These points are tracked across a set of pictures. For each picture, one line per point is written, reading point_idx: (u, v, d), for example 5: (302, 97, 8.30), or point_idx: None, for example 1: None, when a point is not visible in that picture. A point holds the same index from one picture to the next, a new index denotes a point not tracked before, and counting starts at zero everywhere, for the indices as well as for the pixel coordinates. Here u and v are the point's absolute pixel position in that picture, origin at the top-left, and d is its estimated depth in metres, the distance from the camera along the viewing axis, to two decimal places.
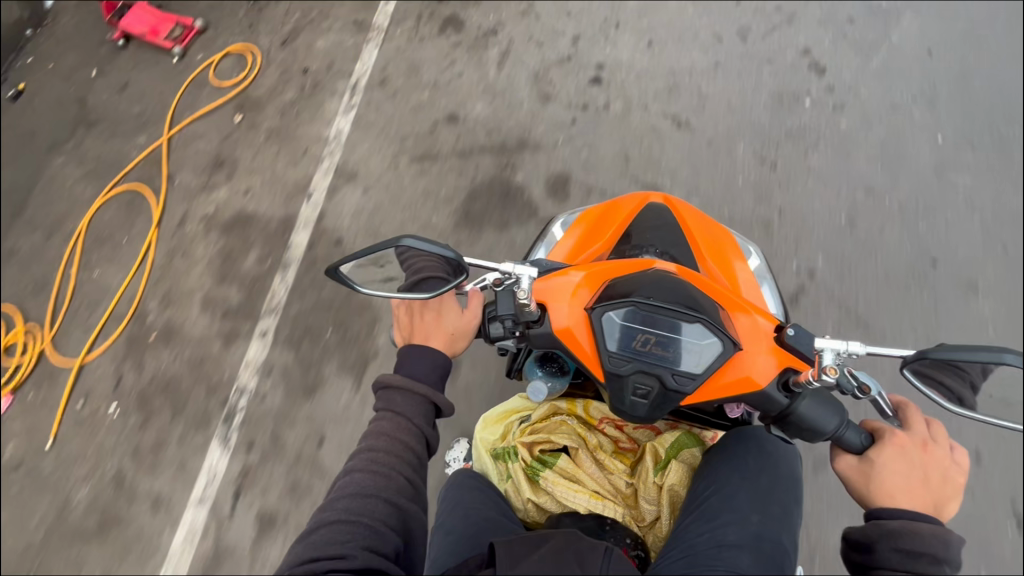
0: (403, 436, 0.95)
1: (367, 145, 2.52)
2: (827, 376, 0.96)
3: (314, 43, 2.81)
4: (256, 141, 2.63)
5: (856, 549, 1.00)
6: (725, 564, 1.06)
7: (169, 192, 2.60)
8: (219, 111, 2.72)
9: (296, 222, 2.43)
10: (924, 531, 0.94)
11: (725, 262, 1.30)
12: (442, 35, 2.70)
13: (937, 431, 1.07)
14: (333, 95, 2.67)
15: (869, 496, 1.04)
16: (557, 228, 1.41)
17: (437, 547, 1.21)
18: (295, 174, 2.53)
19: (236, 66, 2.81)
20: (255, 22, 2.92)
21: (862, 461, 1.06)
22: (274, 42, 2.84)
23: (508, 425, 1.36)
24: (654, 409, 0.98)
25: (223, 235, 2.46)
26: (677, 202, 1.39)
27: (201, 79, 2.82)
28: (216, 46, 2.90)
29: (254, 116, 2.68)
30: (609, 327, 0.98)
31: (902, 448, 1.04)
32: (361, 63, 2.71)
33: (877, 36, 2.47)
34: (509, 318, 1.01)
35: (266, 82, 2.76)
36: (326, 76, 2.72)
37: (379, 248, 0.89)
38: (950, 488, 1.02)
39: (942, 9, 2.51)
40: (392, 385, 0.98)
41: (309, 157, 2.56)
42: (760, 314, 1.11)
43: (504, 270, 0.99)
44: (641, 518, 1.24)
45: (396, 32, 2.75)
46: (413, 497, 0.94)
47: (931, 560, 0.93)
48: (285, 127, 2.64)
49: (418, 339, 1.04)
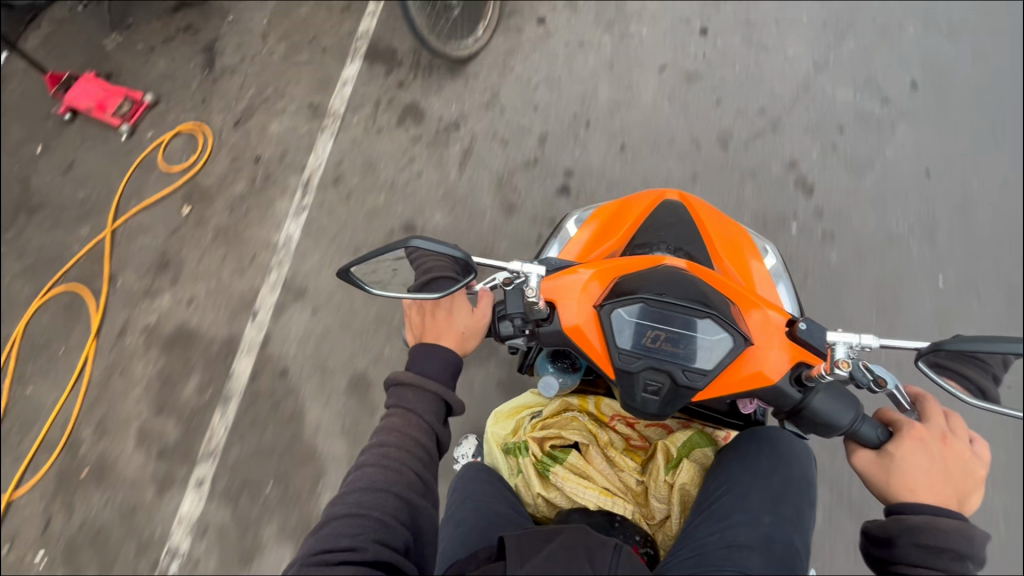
0: (414, 432, 0.92)
1: (318, 258, 2.34)
2: (840, 369, 0.95)
3: (268, 127, 2.62)
4: (202, 241, 2.46)
5: (875, 543, 0.98)
6: (735, 564, 1.05)
7: (110, 295, 2.42)
8: (166, 201, 2.56)
9: (239, 344, 2.27)
10: (946, 527, 0.92)
11: (741, 260, 1.29)
12: (401, 127, 2.49)
13: (955, 423, 1.05)
14: (284, 192, 2.48)
15: (889, 491, 1.02)
16: (570, 226, 1.42)
17: (448, 538, 1.22)
18: (240, 285, 2.36)
19: (185, 148, 2.65)
20: (208, 95, 2.74)
21: (881, 455, 1.03)
22: (227, 121, 2.67)
23: (519, 420, 1.38)
24: (666, 406, 0.97)
25: (163, 353, 2.30)
26: (692, 199, 1.38)
27: (149, 162, 2.66)
28: (166, 122, 2.73)
29: (202, 210, 2.51)
30: (618, 324, 0.98)
31: (921, 441, 1.02)
32: (315, 155, 2.52)
33: (870, 150, 2.23)
34: (518, 316, 1.00)
35: (215, 169, 2.59)
36: (278, 167, 2.53)
37: (387, 250, 0.90)
38: (970, 481, 1.00)
39: (941, 118, 2.26)
40: (404, 382, 0.95)
41: (256, 267, 2.38)
42: (772, 309, 1.10)
43: (513, 269, 1.00)
44: (651, 516, 1.24)
45: (352, 120, 2.55)
46: (424, 492, 0.92)
47: (953, 556, 0.90)
48: (232, 227, 2.47)
49: (429, 338, 1.02)
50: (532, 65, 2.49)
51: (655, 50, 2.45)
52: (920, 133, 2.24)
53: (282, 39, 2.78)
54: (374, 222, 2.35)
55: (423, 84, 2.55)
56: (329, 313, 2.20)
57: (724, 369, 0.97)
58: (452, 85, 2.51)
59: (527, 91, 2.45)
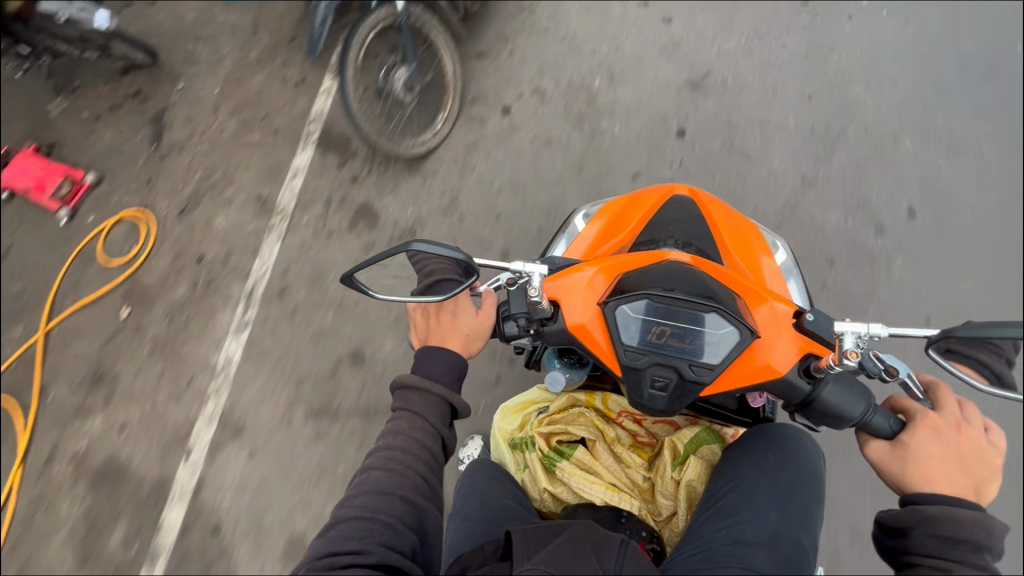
0: (420, 435, 0.88)
1: (257, 388, 2.18)
2: (849, 360, 0.92)
3: (214, 220, 2.45)
4: (139, 353, 2.29)
5: (890, 534, 0.98)
6: (740, 561, 1.05)
7: (40, 411, 2.28)
8: (105, 298, 2.39)
9: (170, 490, 2.13)
10: (963, 518, 0.91)
11: (750, 255, 1.29)
12: (353, 231, 2.33)
13: (969, 412, 1.04)
14: (226, 302, 2.31)
15: (905, 480, 1.01)
16: (579, 220, 1.41)
17: (453, 531, 1.23)
18: (176, 413, 2.20)
19: (128, 238, 2.48)
20: (154, 177, 2.57)
21: (895, 445, 1.03)
22: (172, 209, 2.50)
23: (526, 416, 1.39)
24: (673, 402, 0.97)
25: (90, 490, 2.16)
26: (702, 195, 1.37)
27: (88, 251, 2.49)
28: (109, 206, 2.56)
29: (141, 314, 2.35)
30: (623, 321, 0.98)
31: (935, 430, 1.01)
32: (260, 259, 2.35)
33: (863, 290, 2.04)
34: (523, 316, 0.97)
35: (157, 266, 2.41)
36: (222, 270, 2.36)
37: (390, 253, 0.87)
38: (988, 470, 0.99)
39: (940, 260, 2.07)
40: (410, 385, 0.91)
41: (193, 392, 2.22)
42: (779, 301, 1.10)
43: (514, 270, 0.95)
44: (658, 512, 1.23)
45: (301, 219, 2.38)
46: (430, 496, 0.88)
47: (970, 548, 0.90)
48: (171, 339, 2.30)
49: (434, 341, 0.97)
50: (494, 164, 2.33)
51: (652, 61, 2.40)
52: (920, 130, 2.22)
53: (233, 114, 2.61)
54: (321, 345, 2.19)
55: (379, 179, 2.38)
56: (312, 361, 2.17)
57: (731, 363, 0.97)
58: (409, 182, 2.35)
59: (488, 200, 2.28)
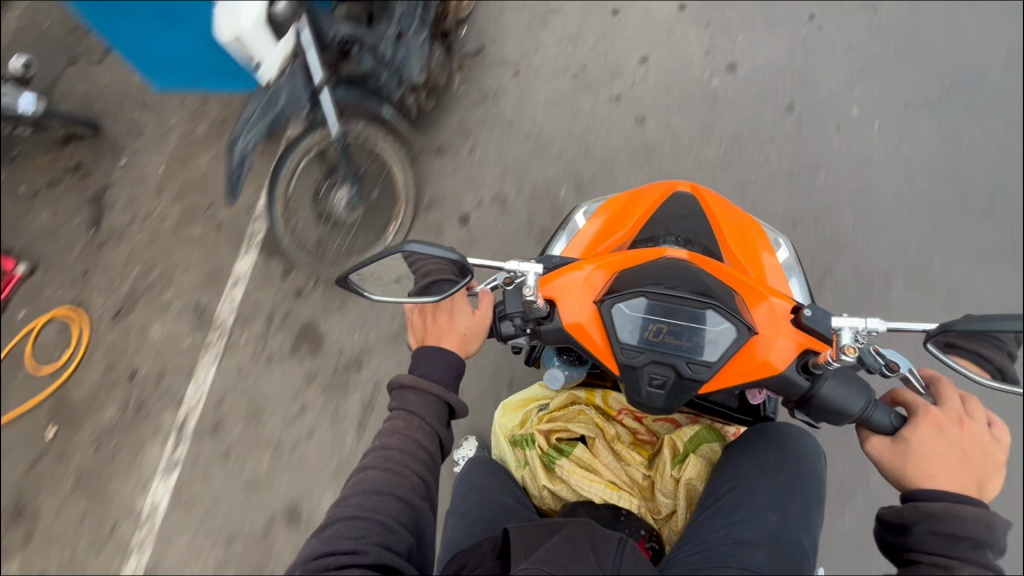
0: (418, 435, 0.88)
1: (186, 541, 1.96)
2: (846, 356, 0.93)
3: (148, 328, 2.16)
4: (62, 487, 2.03)
5: (891, 530, 0.97)
6: (738, 561, 1.04)
7: None
8: (31, 414, 2.12)
9: None
10: (966, 515, 0.90)
11: (751, 250, 1.27)
12: (296, 355, 2.08)
13: (972, 406, 1.03)
14: (156, 435, 2.05)
15: (907, 477, 1.00)
16: (580, 217, 1.40)
17: (452, 527, 1.24)
18: (94, 569, 1.96)
19: (59, 341, 2.18)
20: (91, 268, 2.26)
21: (896, 441, 1.02)
22: (106, 311, 2.19)
23: (527, 413, 1.39)
24: (672, 399, 0.96)
25: None
26: (704, 191, 1.36)
27: (17, 354, 2.19)
28: (41, 300, 2.25)
29: (67, 437, 2.08)
30: (619, 319, 0.97)
31: (937, 425, 1.00)
32: (195, 385, 2.09)
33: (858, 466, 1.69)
34: (518, 315, 0.97)
35: (88, 379, 2.13)
36: (154, 395, 2.09)
37: (387, 256, 0.87)
38: (991, 466, 0.97)
39: None
40: (406, 385, 0.91)
41: (115, 541, 1.98)
42: (777, 296, 1.09)
43: (510, 268, 0.96)
44: (657, 511, 1.23)
45: (240, 337, 2.12)
46: (427, 496, 0.88)
47: (972, 545, 0.89)
48: (97, 473, 2.03)
49: (431, 341, 0.97)
50: None
51: (624, 169, 2.15)
52: (929, 165, 2.10)
53: (177, 200, 2.31)
54: (254, 499, 1.96)
55: (326, 295, 2.13)
56: (244, 519, 1.95)
57: (728, 359, 0.96)
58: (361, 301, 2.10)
59: None
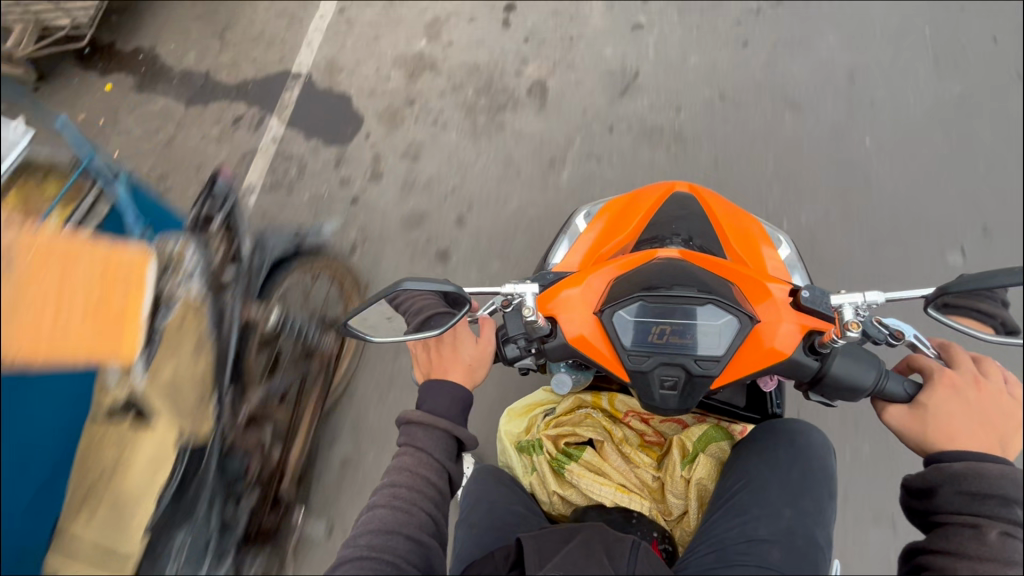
0: (426, 472, 0.87)
1: None
2: (851, 331, 0.92)
3: None
4: None
5: (917, 497, 0.97)
6: (754, 558, 1.06)
7: None
8: None
9: None
10: (989, 473, 0.90)
11: (752, 246, 1.25)
12: None
13: (988, 366, 1.01)
14: None
15: (928, 442, 1.00)
16: (580, 220, 1.40)
17: (462, 539, 1.24)
18: None
19: None
20: None
21: (914, 407, 1.02)
22: None
23: (532, 418, 1.38)
24: (685, 400, 0.95)
25: None
26: (703, 190, 1.35)
27: None
28: None
29: None
30: (622, 326, 0.96)
31: (953, 387, 1.00)
32: None
33: None
34: (521, 337, 0.97)
35: None
36: None
37: (378, 297, 0.86)
38: (1012, 424, 0.96)
39: None
40: (413, 421, 0.91)
41: None
42: (774, 283, 1.08)
43: (506, 292, 0.95)
44: (669, 512, 1.24)
45: None
46: (436, 532, 0.88)
47: (1000, 502, 0.88)
48: None
49: (436, 373, 0.96)
50: None
51: None
52: None
53: None
54: None
55: None
56: None
57: (736, 351, 0.96)
58: None
59: None
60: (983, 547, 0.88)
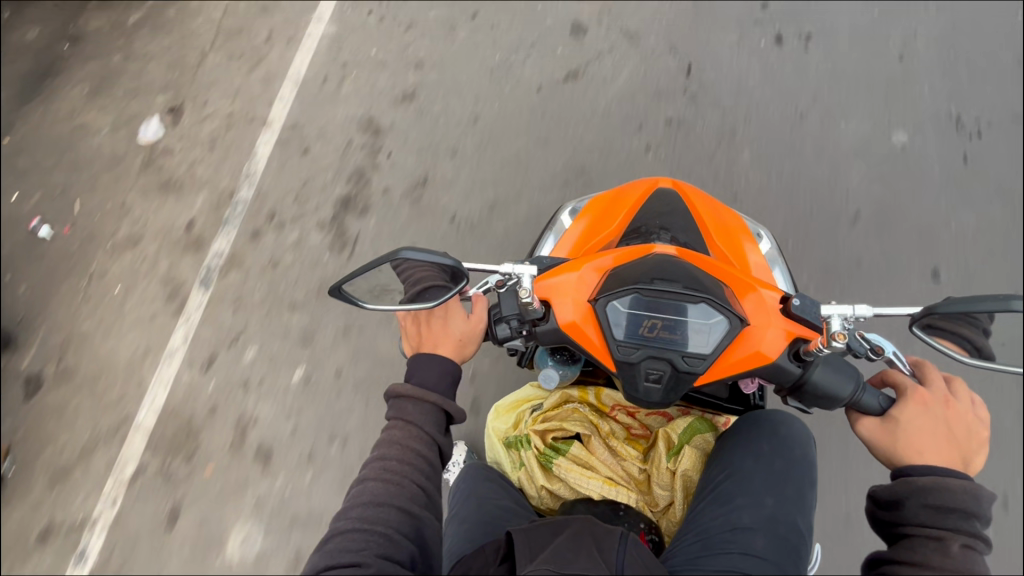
0: (416, 445, 0.90)
1: None
2: (837, 342, 0.94)
3: None
4: None
5: (884, 506, 0.99)
6: (739, 546, 1.07)
7: None
8: None
9: None
10: (954, 487, 0.92)
11: (735, 243, 1.30)
12: None
13: (957, 386, 1.05)
14: None
15: (898, 455, 1.02)
16: (566, 217, 1.45)
17: (452, 534, 1.24)
18: None
19: None
20: None
21: (886, 421, 1.03)
22: None
23: (519, 414, 1.38)
24: (668, 393, 0.97)
25: None
26: (685, 186, 1.39)
27: None
28: None
29: None
30: (615, 317, 0.97)
31: (924, 404, 1.02)
32: None
33: None
34: (514, 318, 0.99)
35: None
36: None
37: (376, 264, 0.89)
38: (975, 442, 1.00)
39: None
40: (403, 394, 0.93)
41: None
42: (766, 287, 1.09)
43: (503, 271, 0.99)
44: (655, 503, 1.24)
45: None
46: (428, 504, 0.90)
47: (961, 516, 0.91)
48: None
49: (426, 347, 1.00)
50: None
51: None
52: None
53: None
54: None
55: None
56: None
57: (723, 350, 0.97)
58: None
59: None
60: (947, 559, 0.90)
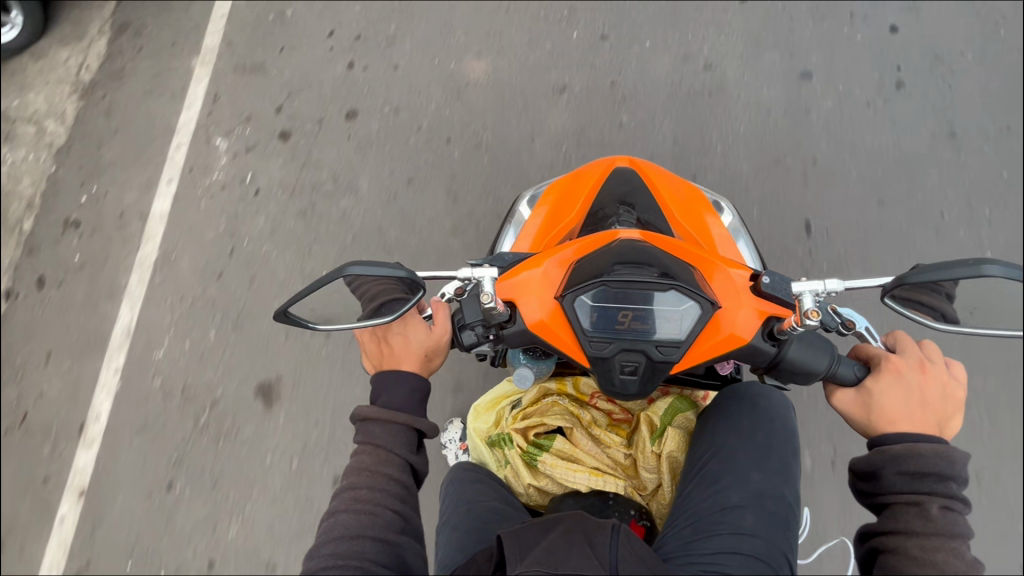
0: (387, 469, 0.89)
1: None
2: (811, 320, 0.91)
3: None
4: None
5: (864, 479, 0.98)
6: (729, 526, 1.06)
7: None
8: None
9: None
10: (926, 452, 0.92)
11: (698, 219, 1.27)
12: None
13: (929, 349, 1.04)
14: None
15: (874, 426, 1.01)
16: (524, 208, 1.41)
17: (443, 544, 1.19)
18: None
19: None
20: None
21: (860, 393, 1.02)
22: None
23: (499, 411, 1.35)
24: (645, 384, 0.94)
25: None
26: (643, 163, 1.36)
27: None
28: None
29: None
30: (583, 312, 0.93)
31: (898, 373, 1.00)
32: None
33: None
34: (479, 324, 0.94)
35: None
36: None
37: (324, 283, 0.85)
38: (951, 406, 1.00)
39: None
40: (369, 418, 0.91)
41: None
42: (734, 266, 1.06)
43: (462, 277, 0.94)
44: (644, 487, 1.23)
45: None
46: (405, 527, 0.89)
47: (936, 479, 0.91)
48: None
49: (389, 365, 0.96)
50: None
51: None
52: None
53: None
54: None
55: None
56: None
57: (697, 336, 0.94)
58: None
59: None
60: (929, 524, 0.90)
